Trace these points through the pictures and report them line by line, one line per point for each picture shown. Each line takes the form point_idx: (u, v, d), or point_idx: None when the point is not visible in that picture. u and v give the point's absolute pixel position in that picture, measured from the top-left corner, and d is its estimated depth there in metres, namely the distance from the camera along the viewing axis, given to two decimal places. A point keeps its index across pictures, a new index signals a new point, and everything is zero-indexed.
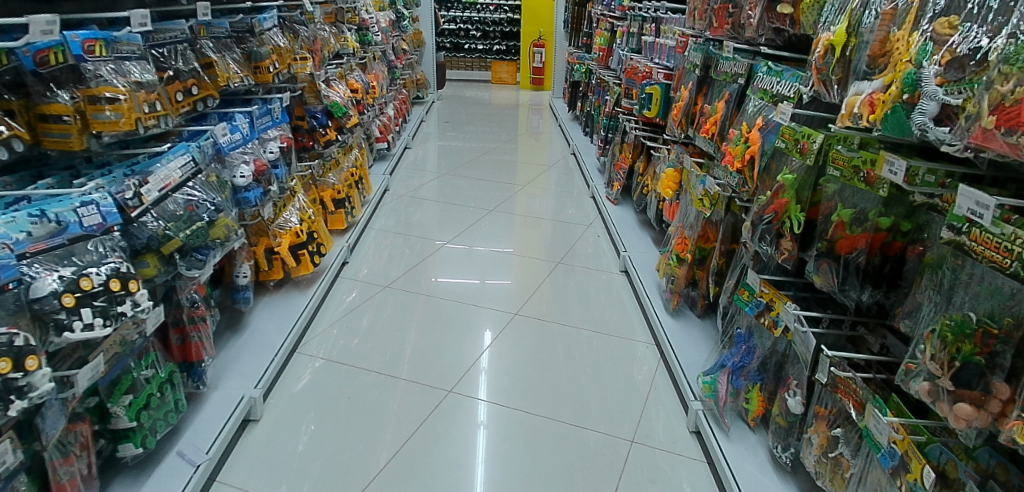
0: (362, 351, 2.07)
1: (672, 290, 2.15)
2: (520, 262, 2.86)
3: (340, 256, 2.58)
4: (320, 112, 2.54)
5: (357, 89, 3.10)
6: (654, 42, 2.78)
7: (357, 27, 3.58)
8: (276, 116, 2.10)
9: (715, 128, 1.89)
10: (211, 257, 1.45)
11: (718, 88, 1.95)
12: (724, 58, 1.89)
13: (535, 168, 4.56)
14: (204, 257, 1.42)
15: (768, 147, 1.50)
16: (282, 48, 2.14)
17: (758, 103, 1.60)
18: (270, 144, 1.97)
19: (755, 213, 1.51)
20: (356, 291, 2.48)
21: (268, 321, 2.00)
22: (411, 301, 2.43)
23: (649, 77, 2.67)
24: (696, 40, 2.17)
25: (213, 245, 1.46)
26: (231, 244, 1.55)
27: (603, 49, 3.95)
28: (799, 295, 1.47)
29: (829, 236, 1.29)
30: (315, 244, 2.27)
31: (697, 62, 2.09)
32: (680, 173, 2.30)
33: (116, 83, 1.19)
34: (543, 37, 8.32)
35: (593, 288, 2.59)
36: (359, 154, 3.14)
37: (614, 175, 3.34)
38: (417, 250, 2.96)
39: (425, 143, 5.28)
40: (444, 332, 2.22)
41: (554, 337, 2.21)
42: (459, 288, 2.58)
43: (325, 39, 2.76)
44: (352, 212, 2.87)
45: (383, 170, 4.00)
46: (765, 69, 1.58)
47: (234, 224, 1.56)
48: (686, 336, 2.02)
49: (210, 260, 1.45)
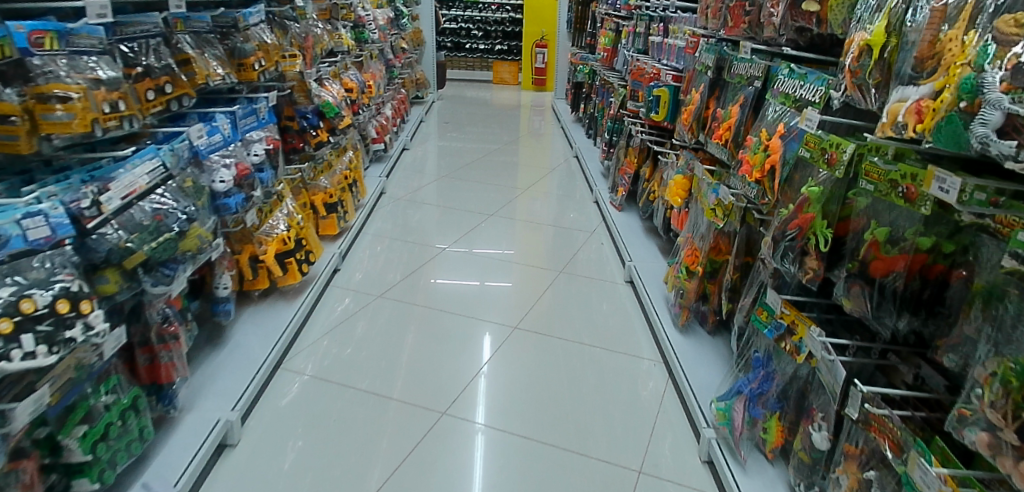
0: (351, 367, 1.94)
1: (682, 305, 2.03)
2: (519, 269, 2.73)
3: (331, 263, 2.44)
4: (311, 113, 2.39)
5: (352, 89, 2.98)
6: (663, 42, 2.64)
7: (353, 24, 3.48)
8: (262, 117, 1.99)
9: (729, 134, 1.78)
10: (182, 270, 1.32)
11: (732, 91, 1.83)
12: (739, 60, 1.78)
13: (537, 171, 4.43)
14: (173, 272, 1.28)
15: (791, 156, 1.38)
16: (269, 44, 2.02)
17: (779, 108, 1.48)
18: (254, 146, 1.87)
19: (776, 227, 1.39)
20: (348, 300, 2.35)
21: (251, 336, 1.87)
22: (404, 311, 2.30)
23: (656, 79, 2.55)
24: (708, 40, 2.05)
25: (184, 258, 1.33)
26: (203, 256, 1.41)
27: (607, 49, 3.83)
28: (822, 318, 1.37)
29: (861, 257, 1.17)
30: (303, 251, 2.15)
31: (709, 64, 1.98)
32: (689, 180, 2.19)
33: (70, 79, 1.06)
34: (546, 37, 8.19)
35: (597, 300, 2.46)
36: (354, 156, 3.02)
37: (619, 180, 3.22)
38: (413, 256, 2.83)
39: (425, 144, 5.16)
40: (440, 346, 2.09)
41: (556, 354, 2.08)
42: (457, 297, 2.44)
43: (317, 36, 2.65)
44: (345, 217, 2.74)
45: (379, 172, 3.87)
46: (787, 71, 1.46)
47: (208, 235, 1.43)
48: (697, 356, 1.89)
49: (180, 274, 1.32)
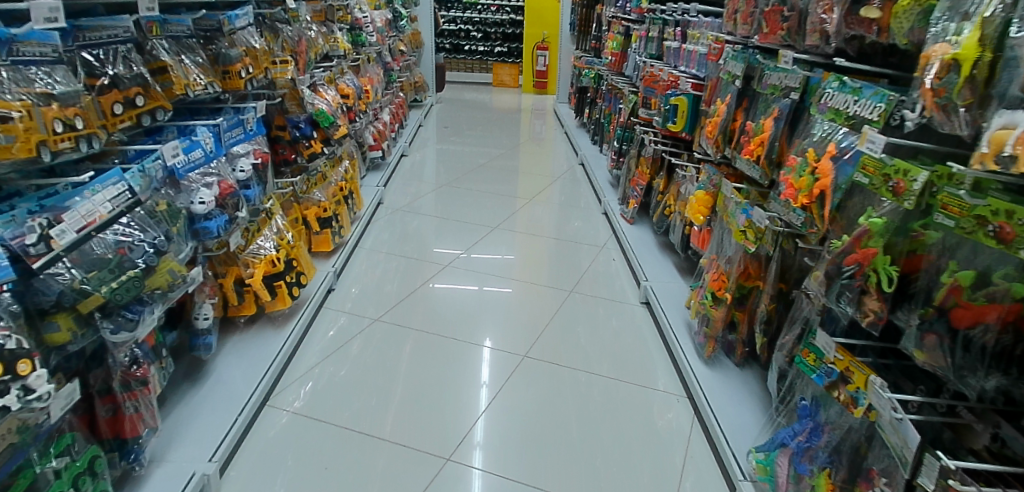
0: (344, 404, 1.75)
1: (708, 335, 1.86)
2: (527, 288, 2.54)
3: (325, 282, 2.26)
4: (304, 122, 2.22)
5: (348, 95, 2.83)
6: (680, 47, 2.49)
7: (349, 26, 3.32)
8: (250, 128, 1.84)
9: (762, 149, 1.64)
10: (150, 311, 1.13)
11: (763, 104, 1.70)
12: (772, 69, 1.64)
13: (540, 179, 4.26)
14: (137, 315, 1.09)
15: (844, 181, 1.22)
16: (257, 49, 1.85)
17: (827, 126, 1.32)
18: (239, 161, 1.70)
19: (828, 262, 1.23)
20: (342, 324, 2.16)
21: (235, 371, 1.69)
22: (404, 337, 2.11)
23: (674, 87, 2.40)
24: (733, 47, 1.91)
25: (153, 298, 1.15)
26: (176, 294, 1.22)
27: (616, 53, 3.67)
28: (880, 364, 1.22)
29: (938, 303, 1.01)
30: (294, 273, 1.96)
31: (736, 73, 1.82)
32: (712, 196, 2.04)
33: (10, 96, 0.90)
34: (547, 39, 8.04)
35: (611, 323, 2.28)
36: (350, 166, 2.85)
37: (630, 191, 3.06)
38: (412, 273, 2.64)
39: (423, 149, 4.98)
40: (443, 378, 1.90)
41: (569, 386, 1.90)
42: (461, 319, 2.26)
43: (311, 40, 2.50)
44: (341, 232, 2.56)
45: (377, 181, 3.69)
46: (835, 85, 1.31)
47: (183, 268, 1.25)
48: (727, 394, 1.71)
49: (147, 317, 1.13)
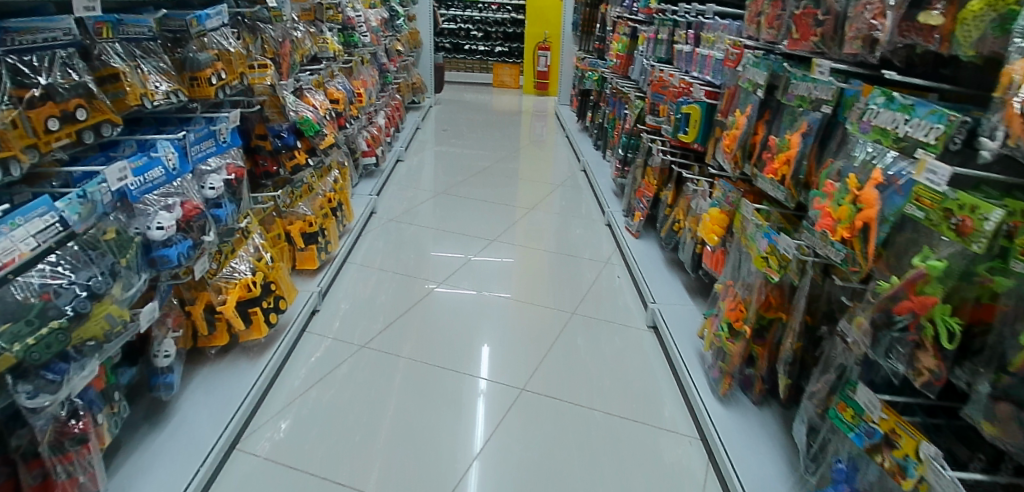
0: (322, 448, 1.58)
1: (723, 370, 1.69)
2: (526, 309, 2.38)
3: (309, 303, 2.10)
4: (287, 131, 2.04)
5: (338, 100, 2.66)
6: (693, 51, 2.32)
7: (341, 26, 3.15)
8: (223, 140, 1.67)
9: (788, 168, 1.48)
10: (77, 369, 0.97)
11: (789, 117, 1.54)
12: (799, 79, 1.50)
13: (541, 186, 4.09)
14: (60, 375, 0.92)
15: (892, 212, 1.05)
16: (231, 54, 1.67)
17: (872, 147, 1.15)
18: (209, 178, 1.54)
19: (874, 307, 1.06)
20: (324, 352, 1.99)
21: (200, 411, 1.52)
22: (392, 367, 1.94)
23: (686, 95, 2.23)
24: (753, 52, 1.75)
25: (82, 353, 0.98)
26: (112, 345, 1.06)
27: (621, 56, 3.50)
28: (930, 425, 1.05)
29: (1013, 368, 0.84)
30: (272, 298, 1.79)
31: (758, 82, 1.66)
32: (728, 215, 1.88)
33: None
34: (549, 39, 7.87)
35: (616, 350, 2.11)
36: (339, 176, 2.69)
37: (635, 203, 2.89)
38: (404, 291, 2.48)
39: (420, 153, 4.82)
40: (433, 415, 1.74)
41: (571, 424, 1.73)
42: (455, 345, 2.09)
43: (296, 42, 2.33)
44: (328, 247, 2.40)
45: (370, 189, 3.51)
46: (880, 101, 1.14)
47: (127, 314, 1.10)
48: (746, 439, 1.54)
49: (74, 375, 0.96)
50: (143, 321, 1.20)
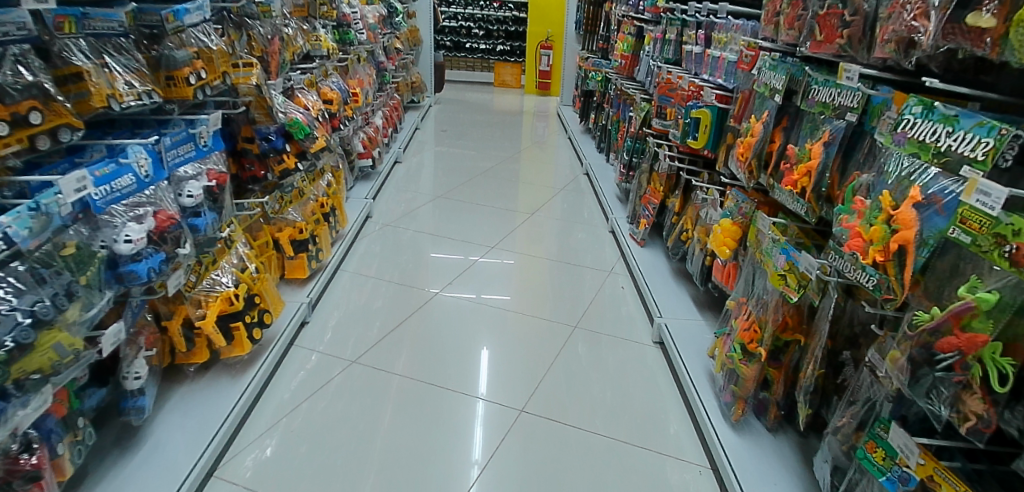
0: (307, 474, 1.47)
1: (736, 394, 1.58)
2: (526, 322, 2.27)
3: (297, 314, 1.99)
4: (275, 134, 1.93)
5: (332, 100, 2.55)
6: (703, 52, 2.21)
7: (336, 23, 3.04)
8: (204, 144, 1.57)
9: (808, 180, 1.37)
10: (17, 407, 0.88)
11: (809, 124, 1.44)
12: (820, 84, 1.40)
13: (542, 190, 3.98)
14: None
15: (933, 235, 0.94)
16: (213, 51, 1.56)
17: (908, 162, 1.04)
18: (188, 185, 1.43)
19: (913, 341, 0.95)
20: (313, 368, 1.88)
21: (175, 436, 1.40)
22: (385, 384, 1.84)
23: (695, 98, 2.12)
24: (769, 55, 1.64)
25: (23, 388, 0.89)
26: (60, 377, 0.97)
27: (626, 56, 3.40)
28: (973, 471, 0.94)
29: None
30: (256, 311, 1.68)
31: (776, 87, 1.56)
32: (740, 227, 1.77)
33: None
34: (552, 37, 7.77)
35: (620, 368, 2.00)
36: (332, 180, 2.59)
37: (640, 209, 2.79)
38: (399, 301, 2.37)
39: (419, 154, 4.72)
40: (426, 438, 1.63)
41: (575, 450, 1.62)
42: (450, 361, 1.99)
43: (286, 39, 2.23)
44: (320, 255, 2.29)
45: (366, 192, 3.40)
46: (917, 110, 1.03)
47: (80, 344, 1.00)
48: (763, 471, 1.43)
49: (13, 413, 0.87)
50: (103, 345, 1.10)
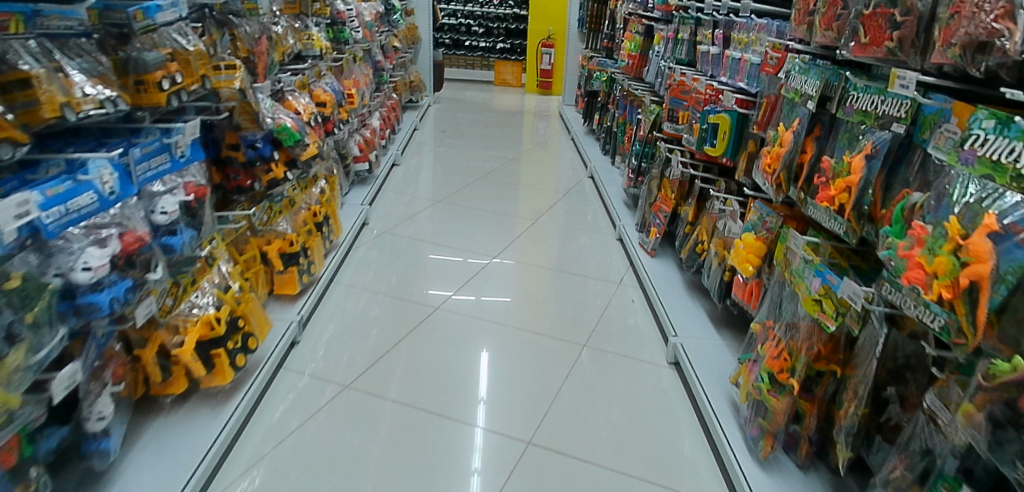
0: None
1: (764, 429, 1.45)
2: (530, 341, 2.13)
3: (285, 336, 1.85)
4: (262, 141, 1.80)
5: (325, 103, 2.41)
6: (722, 54, 2.08)
7: (330, 21, 2.90)
8: (181, 156, 1.43)
9: (847, 196, 1.24)
10: None
11: (847, 134, 1.31)
12: (860, 90, 1.26)
13: (545, 195, 3.84)
14: None
15: (1011, 269, 0.80)
16: (190, 54, 1.42)
17: (979, 186, 0.90)
18: (161, 201, 1.30)
19: (993, 394, 0.81)
20: (301, 395, 1.74)
21: (146, 478, 1.25)
22: (380, 413, 1.70)
23: (714, 103, 1.99)
24: (799, 57, 1.51)
25: None
26: None
27: (633, 56, 3.26)
28: None
29: None
30: (239, 335, 1.54)
31: (810, 93, 1.42)
32: (766, 242, 1.64)
33: None
34: (553, 36, 7.63)
35: (633, 394, 1.87)
36: (326, 187, 2.46)
37: (650, 217, 2.66)
38: (395, 317, 2.23)
39: (418, 155, 4.57)
40: (424, 474, 1.48)
41: (588, 487, 1.48)
42: (450, 386, 1.85)
43: (276, 38, 2.08)
44: (312, 268, 2.15)
45: (361, 198, 3.25)
46: (987, 124, 0.89)
47: (15, 401, 0.88)
48: None
49: None
50: (54, 391, 0.98)
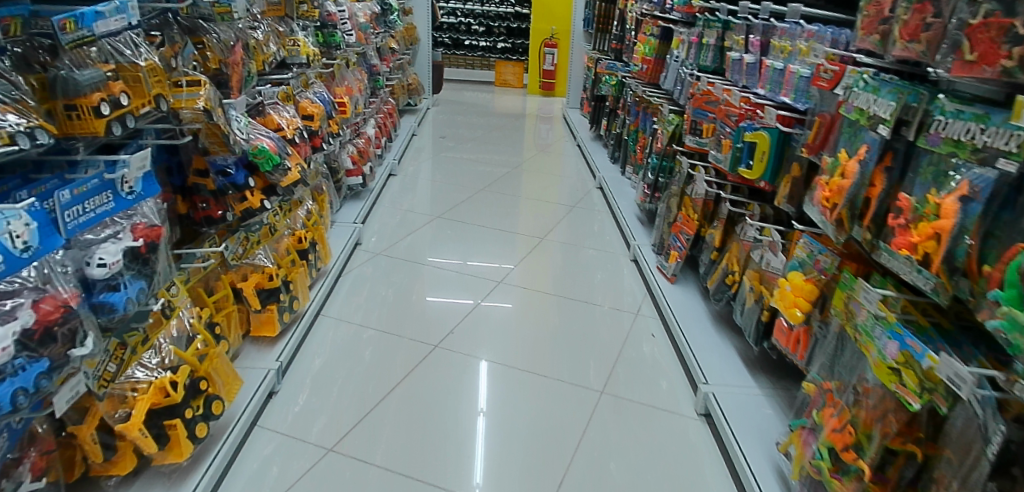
0: None
1: None
2: (540, 387, 1.90)
3: (260, 390, 1.61)
4: (234, 166, 1.57)
5: (312, 115, 2.18)
6: (760, 62, 1.85)
7: (320, 24, 2.66)
8: (130, 192, 1.19)
9: (932, 244, 1.00)
10: None
11: (931, 168, 1.08)
12: (950, 114, 1.03)
13: (550, 207, 3.61)
14: None
15: None
16: (141, 70, 1.17)
17: None
18: (99, 250, 1.07)
19: None
20: (275, 462, 1.50)
21: None
22: (365, 483, 1.45)
23: (751, 118, 1.77)
24: (869, 72, 1.28)
25: None
26: None
27: (648, 60, 3.03)
28: None
29: None
30: (200, 400, 1.31)
31: (881, 114, 1.19)
32: (819, 285, 1.42)
33: None
34: (557, 35, 7.38)
35: (657, 454, 1.62)
36: (312, 208, 2.23)
37: (669, 239, 2.42)
38: (389, 357, 1.99)
39: (415, 163, 4.33)
40: None
41: None
42: (448, 446, 1.61)
43: (253, 45, 1.85)
44: (295, 304, 1.92)
45: (354, 215, 3.01)
46: None
47: None
48: None
49: None
50: None
